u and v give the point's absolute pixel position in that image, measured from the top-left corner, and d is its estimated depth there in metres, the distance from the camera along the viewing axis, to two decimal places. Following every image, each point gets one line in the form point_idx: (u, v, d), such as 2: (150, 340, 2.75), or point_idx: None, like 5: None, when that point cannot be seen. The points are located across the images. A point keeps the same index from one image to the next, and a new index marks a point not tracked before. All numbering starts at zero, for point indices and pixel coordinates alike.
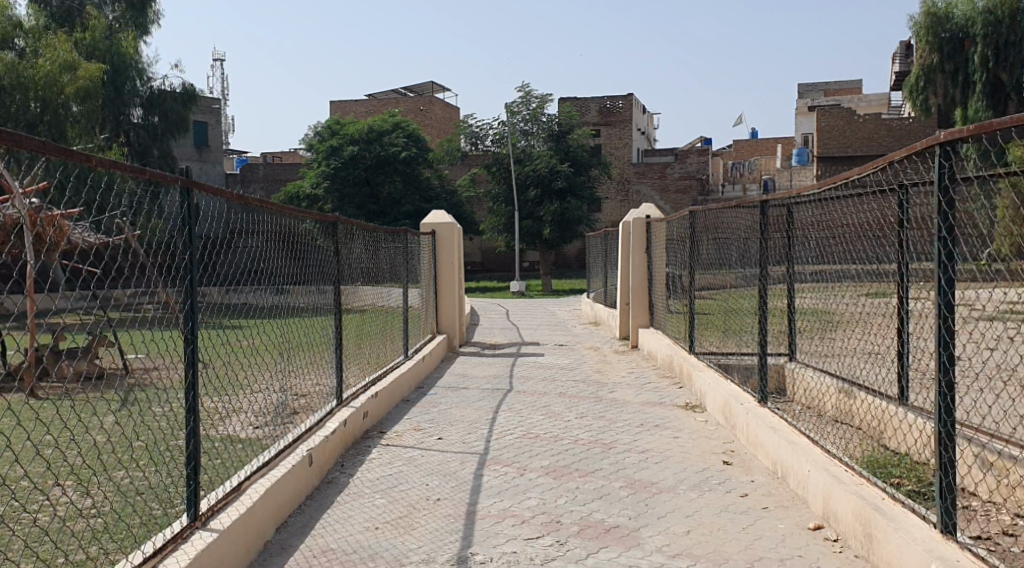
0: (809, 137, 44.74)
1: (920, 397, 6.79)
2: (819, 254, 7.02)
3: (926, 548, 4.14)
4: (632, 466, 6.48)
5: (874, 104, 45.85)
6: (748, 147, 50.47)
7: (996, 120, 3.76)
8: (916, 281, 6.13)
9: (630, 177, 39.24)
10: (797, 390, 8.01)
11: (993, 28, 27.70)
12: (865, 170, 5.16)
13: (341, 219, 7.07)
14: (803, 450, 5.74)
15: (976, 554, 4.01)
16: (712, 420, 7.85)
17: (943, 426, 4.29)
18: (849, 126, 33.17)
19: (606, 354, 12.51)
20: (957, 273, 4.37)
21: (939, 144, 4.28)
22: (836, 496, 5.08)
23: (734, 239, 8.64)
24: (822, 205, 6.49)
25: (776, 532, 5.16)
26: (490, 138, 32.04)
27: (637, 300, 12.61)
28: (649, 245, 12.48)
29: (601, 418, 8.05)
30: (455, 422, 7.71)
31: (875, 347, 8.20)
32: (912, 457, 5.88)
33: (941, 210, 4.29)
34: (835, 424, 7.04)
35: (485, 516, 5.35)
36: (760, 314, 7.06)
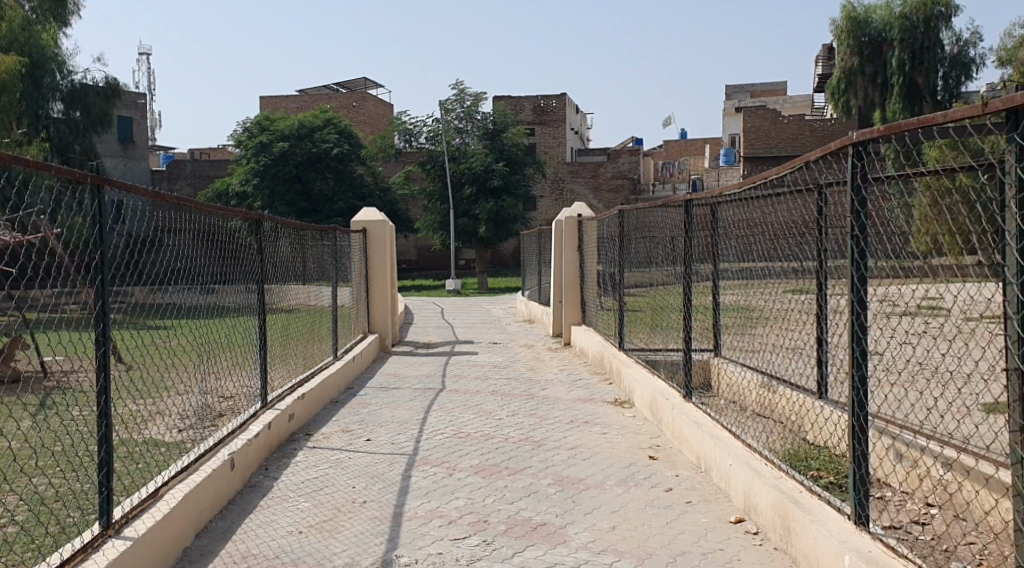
0: (738, 137, 45.64)
1: (838, 390, 6.99)
2: (743, 253, 7.11)
3: (841, 539, 4.24)
4: (561, 463, 6.53)
5: (799, 106, 47.04)
6: (680, 147, 51.24)
7: (901, 122, 3.87)
8: (834, 279, 6.30)
9: (565, 176, 39.50)
10: (722, 383, 8.20)
11: (909, 32, 28.68)
12: (782, 171, 5.23)
13: (266, 217, 6.95)
14: (726, 444, 5.86)
15: (887, 543, 4.14)
16: (640, 415, 7.95)
17: (856, 419, 4.40)
18: (774, 126, 33.88)
19: (540, 351, 12.57)
20: (870, 271, 4.50)
21: (851, 144, 4.39)
22: (756, 489, 5.20)
23: (660, 237, 8.74)
24: (744, 205, 6.61)
25: (698, 526, 5.26)
26: (423, 134, 32.15)
27: (569, 297, 12.71)
28: (580, 243, 12.57)
29: (533, 415, 8.09)
30: (385, 423, 7.67)
31: (797, 343, 8.40)
32: (830, 450, 6.05)
33: (853, 210, 4.42)
34: (756, 417, 7.19)
35: (412, 517, 5.35)
36: (686, 311, 7.17)
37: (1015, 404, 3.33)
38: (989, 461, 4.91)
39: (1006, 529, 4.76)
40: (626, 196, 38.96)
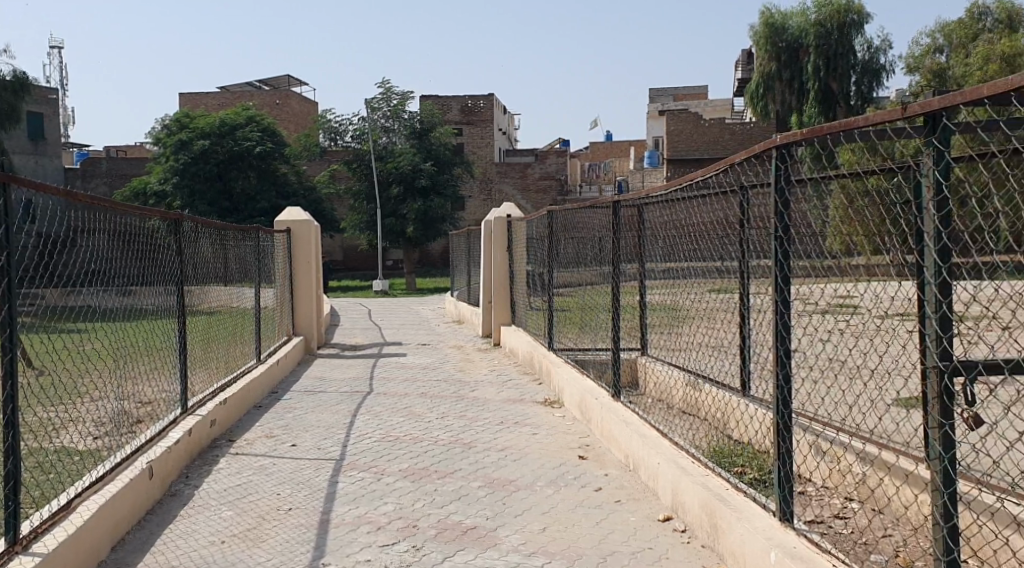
0: (662, 139, 46.28)
1: (762, 387, 7.08)
2: (669, 254, 7.15)
3: (767, 536, 4.27)
4: (492, 465, 6.48)
5: (722, 109, 47.94)
6: (606, 148, 51.73)
7: (823, 125, 3.91)
8: (757, 278, 6.36)
9: (493, 176, 39.51)
10: (649, 382, 8.26)
11: (824, 39, 29.42)
12: (708, 172, 5.26)
13: (187, 217, 6.74)
14: (653, 443, 5.88)
15: (811, 539, 4.18)
16: (569, 415, 7.95)
17: (780, 417, 4.44)
18: (697, 130, 34.43)
19: (469, 352, 12.50)
20: (794, 271, 4.54)
21: (775, 147, 4.43)
22: (684, 487, 5.22)
23: (587, 237, 8.75)
24: (670, 205, 6.65)
25: (628, 525, 5.26)
26: (349, 133, 31.80)
27: (498, 298, 12.67)
28: (509, 243, 12.54)
29: (463, 417, 8.02)
30: (311, 427, 7.52)
31: (721, 341, 8.49)
32: (754, 447, 6.11)
33: (777, 211, 4.46)
34: (683, 415, 7.25)
35: (340, 523, 5.23)
36: (613, 311, 7.18)
37: (932, 402, 3.37)
38: (907, 456, 5.01)
39: (924, 522, 4.86)
40: (553, 196, 39.15)
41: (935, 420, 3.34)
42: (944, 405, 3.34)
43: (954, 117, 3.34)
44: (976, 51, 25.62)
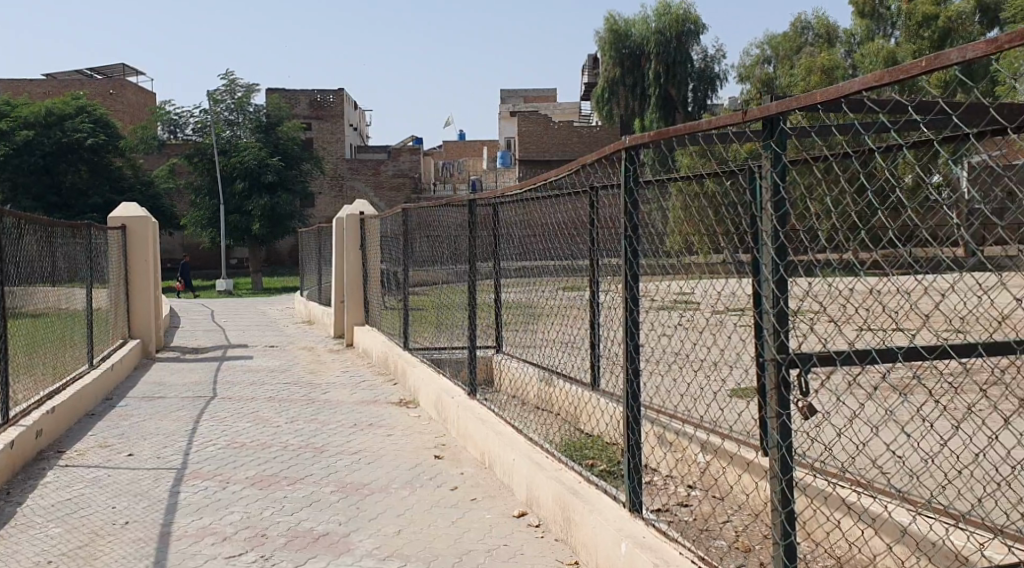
0: (513, 140, 46.78)
1: (613, 382, 7.20)
2: (522, 252, 7.15)
3: (618, 526, 4.32)
4: (344, 468, 6.30)
5: (571, 111, 48.96)
6: (459, 148, 51.86)
7: (669, 127, 3.95)
8: (608, 276, 6.44)
9: (344, 173, 38.86)
10: (504, 380, 8.27)
11: (663, 47, 30.70)
12: (559, 172, 5.27)
13: (6, 212, 6.25)
14: (508, 439, 5.87)
15: (660, 527, 4.25)
16: (424, 415, 7.86)
17: (630, 410, 4.49)
18: (546, 131, 34.98)
19: (320, 354, 12.20)
20: (644, 268, 4.59)
21: (624, 149, 4.46)
22: (538, 482, 5.23)
23: (442, 235, 8.67)
24: (524, 204, 6.65)
25: (484, 522, 5.22)
26: (191, 126, 29.86)
27: (351, 297, 12.42)
28: (362, 241, 12.31)
29: (314, 420, 7.79)
30: (149, 436, 7.12)
31: (574, 338, 8.60)
32: (605, 439, 6.19)
33: (626, 211, 4.49)
34: (536, 412, 7.28)
35: (182, 536, 4.96)
36: (469, 310, 7.13)
37: (770, 392, 3.43)
38: (747, 444, 5.18)
39: (763, 507, 5.04)
40: (406, 195, 38.91)
41: (774, 410, 3.40)
42: (781, 395, 3.40)
43: (789, 123, 3.41)
44: (801, 62, 27.15)
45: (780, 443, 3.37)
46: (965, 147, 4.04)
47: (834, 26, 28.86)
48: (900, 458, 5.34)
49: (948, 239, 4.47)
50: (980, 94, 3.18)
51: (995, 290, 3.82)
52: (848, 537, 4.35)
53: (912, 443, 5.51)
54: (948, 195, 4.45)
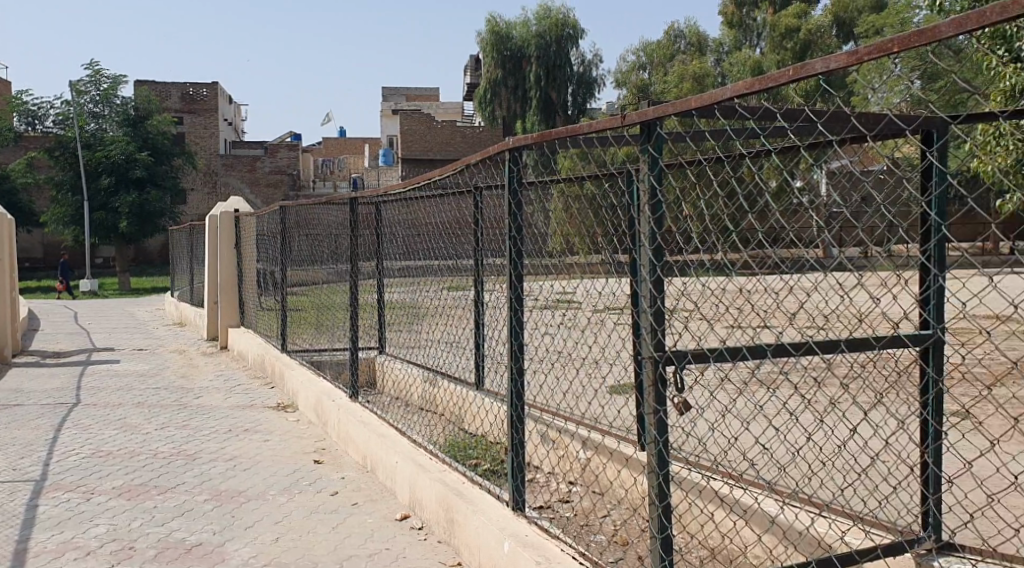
0: (394, 139, 46.39)
1: (496, 381, 7.18)
2: (405, 252, 7.05)
3: (501, 526, 4.28)
4: (218, 476, 6.06)
5: (452, 111, 48.92)
6: (338, 146, 51.10)
7: (552, 129, 3.94)
8: (491, 276, 6.41)
9: (217, 169, 37.71)
10: (386, 381, 8.15)
11: (544, 50, 30.96)
12: (443, 171, 5.20)
13: None
14: (391, 442, 5.77)
15: (543, 525, 4.24)
16: (303, 418, 7.66)
17: (513, 410, 4.45)
18: (428, 130, 34.79)
19: (193, 357, 11.76)
20: (527, 268, 4.56)
21: (507, 149, 4.43)
22: (420, 484, 5.15)
23: (323, 235, 8.47)
24: (407, 203, 6.56)
25: (365, 527, 5.11)
26: (49, 118, 29.06)
27: (226, 298, 12.02)
28: (237, 239, 11.93)
29: (186, 426, 7.48)
30: (5, 446, 6.68)
31: (457, 338, 8.55)
32: (489, 439, 6.17)
33: (509, 211, 4.46)
34: (419, 413, 7.20)
35: (41, 552, 4.65)
36: (350, 311, 6.98)
37: (646, 387, 3.39)
38: (626, 441, 5.21)
39: (640, 502, 5.08)
40: (283, 192, 38.06)
41: (651, 406, 3.35)
42: (657, 391, 3.36)
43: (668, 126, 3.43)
44: (673, 68, 27.94)
45: (656, 439, 3.33)
46: (828, 152, 4.17)
47: (705, 34, 29.82)
48: (767, 452, 5.45)
49: (813, 242, 4.57)
50: (845, 99, 3.27)
51: (857, 288, 3.92)
52: (721, 529, 4.38)
53: (780, 437, 5.65)
54: (814, 199, 4.58)
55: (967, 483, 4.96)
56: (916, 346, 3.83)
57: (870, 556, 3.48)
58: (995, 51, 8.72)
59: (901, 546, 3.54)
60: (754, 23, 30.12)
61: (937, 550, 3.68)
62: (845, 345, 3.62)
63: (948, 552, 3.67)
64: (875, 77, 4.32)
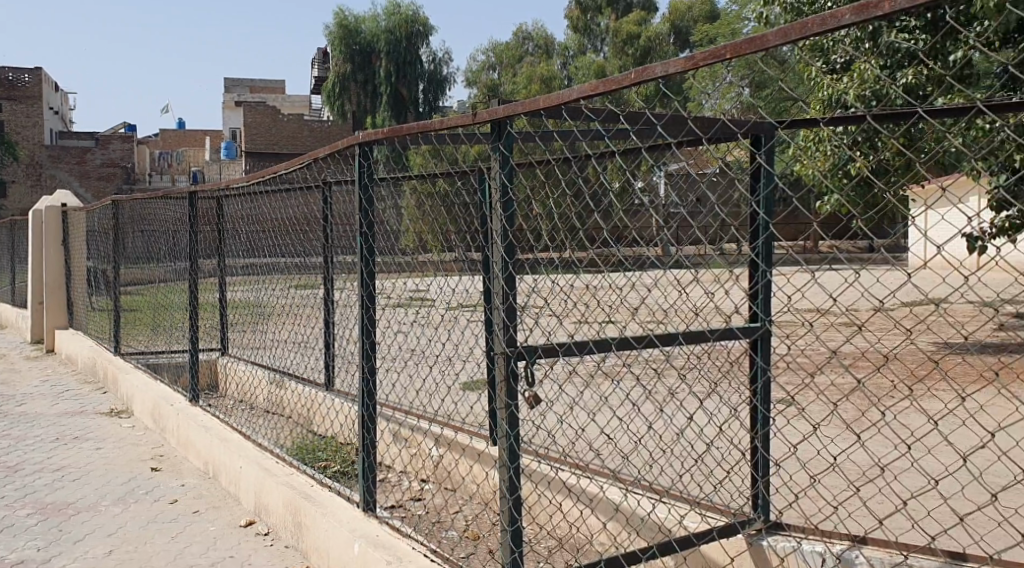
0: (237, 132, 44.95)
1: (345, 381, 7.04)
2: (250, 248, 6.80)
3: (350, 527, 4.18)
4: (44, 488, 5.67)
5: (298, 106, 47.85)
6: (176, 139, 49.05)
7: (403, 124, 3.87)
8: (341, 274, 6.27)
9: (42, 160, 35.41)
10: (229, 383, 7.85)
11: (394, 46, 30.79)
12: (289, 166, 5.04)
13: None
14: (236, 446, 5.55)
15: (394, 524, 4.16)
16: (140, 424, 7.27)
17: (364, 409, 4.34)
18: (273, 124, 33.82)
19: (17, 361, 11.00)
20: (378, 265, 4.47)
21: (356, 144, 4.31)
22: (266, 489, 4.99)
23: (161, 231, 8.08)
24: (251, 199, 6.33)
25: (207, 535, 4.89)
26: None
27: (54, 298, 11.30)
28: (66, 236, 11.24)
29: (8, 435, 6.97)
30: None
31: (305, 337, 8.35)
32: (338, 440, 6.04)
33: (360, 207, 4.35)
34: (265, 416, 6.98)
35: None
36: (190, 310, 6.68)
37: (499, 384, 3.36)
38: (478, 436, 5.20)
39: (491, 496, 5.08)
40: (116, 186, 36.18)
41: (503, 401, 3.32)
42: (509, 386, 3.34)
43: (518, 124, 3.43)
44: (522, 68, 28.34)
45: (508, 433, 3.31)
46: (667, 155, 4.29)
47: (551, 37, 30.41)
48: (610, 443, 5.53)
49: (655, 239, 4.67)
50: (688, 101, 3.36)
51: (693, 284, 4.01)
52: (569, 519, 4.39)
53: (622, 428, 5.76)
54: (656, 198, 4.70)
55: (793, 467, 5.15)
56: (745, 338, 3.90)
57: (706, 539, 3.47)
58: (815, 63, 9.31)
59: (735, 527, 3.56)
60: (599, 28, 31.02)
61: (767, 529, 3.66)
62: (680, 337, 3.71)
63: (775, 531, 3.66)
64: (712, 82, 4.50)
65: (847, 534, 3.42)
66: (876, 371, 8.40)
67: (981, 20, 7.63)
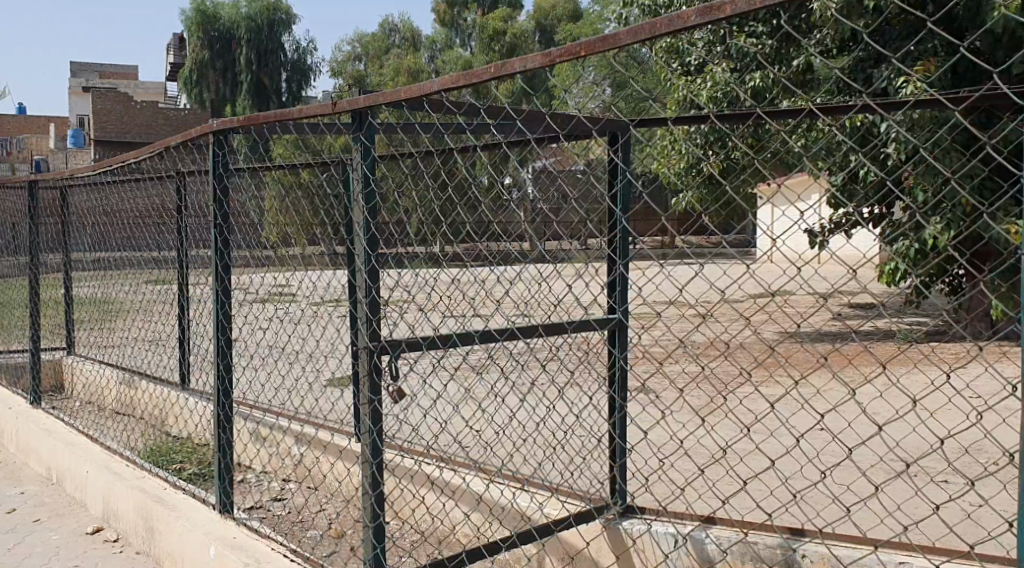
0: (84, 119, 42.69)
1: (201, 379, 6.80)
2: (97, 242, 6.47)
3: (205, 531, 4.04)
4: None
5: (152, 93, 45.87)
6: (17, 125, 46.19)
7: (260, 113, 3.75)
8: (195, 269, 6.05)
9: None
10: (75, 384, 7.45)
11: (255, 33, 29.92)
12: (139, 154, 4.81)
13: None
14: (82, 451, 5.28)
15: (252, 526, 4.05)
16: None
17: (220, 408, 4.20)
18: (125, 111, 32.31)
19: None
20: (234, 258, 4.32)
21: (211, 132, 4.15)
22: (116, 494, 4.76)
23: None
24: (98, 190, 6.02)
25: (49, 545, 4.63)
26: None
27: None
28: None
29: None
30: None
31: (159, 335, 8.02)
32: (194, 441, 5.84)
33: (215, 198, 4.19)
34: (114, 417, 6.66)
35: None
36: (31, 307, 6.29)
37: (362, 379, 3.28)
38: (339, 432, 5.12)
39: (354, 494, 5.02)
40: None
41: (365, 396, 3.26)
42: (373, 382, 3.27)
43: (378, 117, 3.37)
44: (388, 60, 28.13)
45: (371, 428, 3.26)
46: (529, 151, 4.32)
47: (417, 29, 30.26)
48: (472, 435, 5.56)
49: (516, 232, 4.71)
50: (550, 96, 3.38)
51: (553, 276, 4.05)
52: (433, 512, 4.38)
53: (484, 419, 5.79)
54: (517, 192, 4.74)
55: (646, 451, 5.30)
56: (603, 329, 3.97)
57: (566, 526, 3.52)
58: (670, 65, 9.63)
59: (592, 514, 3.64)
60: (465, 23, 31.06)
61: (625, 514, 3.75)
62: (542, 329, 3.74)
63: (632, 514, 3.74)
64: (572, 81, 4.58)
65: (698, 515, 3.55)
66: (728, 360, 8.76)
67: (822, 28, 8.07)
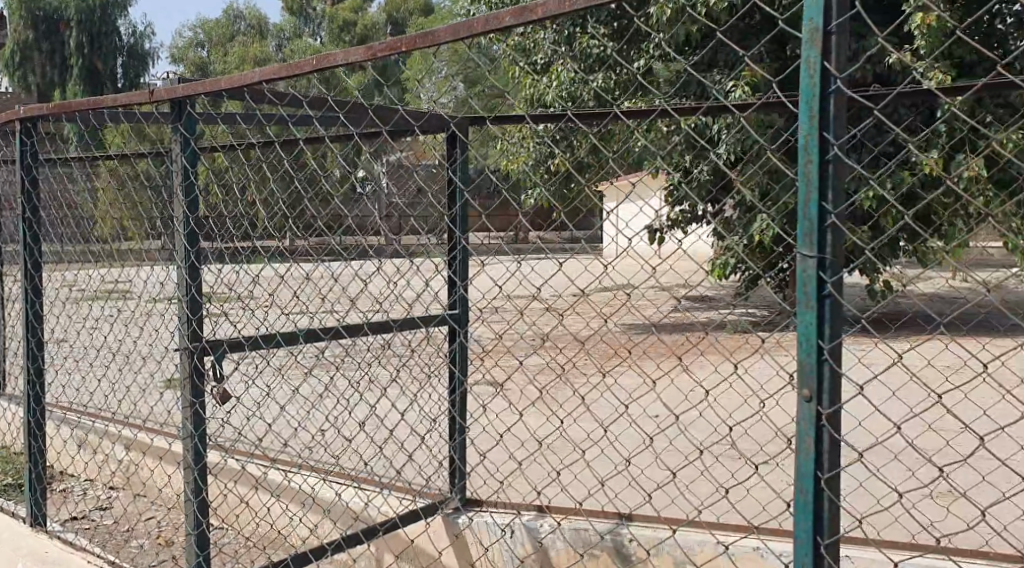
0: None
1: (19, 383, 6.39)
2: None
3: (14, 546, 3.80)
4: None
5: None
6: None
7: (73, 100, 3.53)
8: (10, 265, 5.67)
9: None
10: None
11: (87, 14, 28.32)
12: None
13: None
14: None
15: (67, 538, 3.83)
16: None
17: (31, 415, 3.95)
18: None
19: None
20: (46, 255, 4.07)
21: (19, 120, 3.88)
22: None
23: None
24: None
25: None
26: None
27: None
28: None
29: None
30: None
31: None
32: (8, 449, 5.48)
33: (24, 191, 3.93)
34: None
35: None
36: None
37: (182, 381, 3.16)
38: (161, 434, 4.93)
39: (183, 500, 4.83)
40: None
41: (185, 399, 3.14)
42: (194, 384, 3.15)
43: (199, 108, 3.23)
44: (233, 48, 27.21)
45: (191, 432, 3.13)
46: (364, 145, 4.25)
47: (264, 17, 29.39)
48: (307, 433, 5.45)
49: (350, 227, 4.64)
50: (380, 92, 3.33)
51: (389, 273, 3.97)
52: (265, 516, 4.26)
53: (319, 416, 5.69)
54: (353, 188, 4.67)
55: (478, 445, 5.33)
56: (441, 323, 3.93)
57: (400, 522, 3.47)
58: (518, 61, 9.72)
59: (426, 511, 3.60)
60: (314, 13, 30.41)
61: (462, 507, 3.73)
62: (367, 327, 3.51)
63: (469, 508, 3.73)
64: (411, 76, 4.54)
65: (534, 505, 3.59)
66: (570, 354, 8.94)
67: (658, 33, 8.36)
